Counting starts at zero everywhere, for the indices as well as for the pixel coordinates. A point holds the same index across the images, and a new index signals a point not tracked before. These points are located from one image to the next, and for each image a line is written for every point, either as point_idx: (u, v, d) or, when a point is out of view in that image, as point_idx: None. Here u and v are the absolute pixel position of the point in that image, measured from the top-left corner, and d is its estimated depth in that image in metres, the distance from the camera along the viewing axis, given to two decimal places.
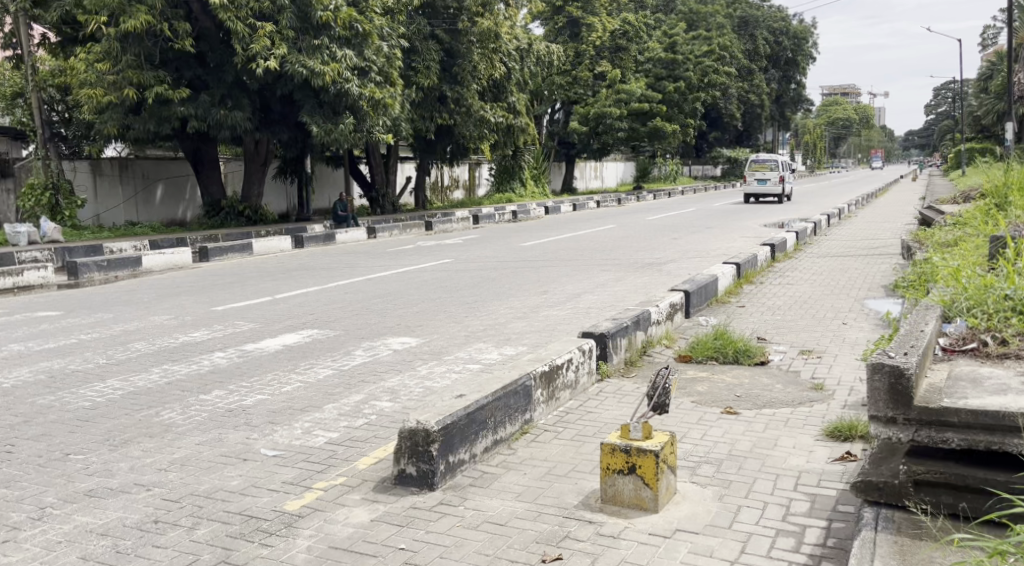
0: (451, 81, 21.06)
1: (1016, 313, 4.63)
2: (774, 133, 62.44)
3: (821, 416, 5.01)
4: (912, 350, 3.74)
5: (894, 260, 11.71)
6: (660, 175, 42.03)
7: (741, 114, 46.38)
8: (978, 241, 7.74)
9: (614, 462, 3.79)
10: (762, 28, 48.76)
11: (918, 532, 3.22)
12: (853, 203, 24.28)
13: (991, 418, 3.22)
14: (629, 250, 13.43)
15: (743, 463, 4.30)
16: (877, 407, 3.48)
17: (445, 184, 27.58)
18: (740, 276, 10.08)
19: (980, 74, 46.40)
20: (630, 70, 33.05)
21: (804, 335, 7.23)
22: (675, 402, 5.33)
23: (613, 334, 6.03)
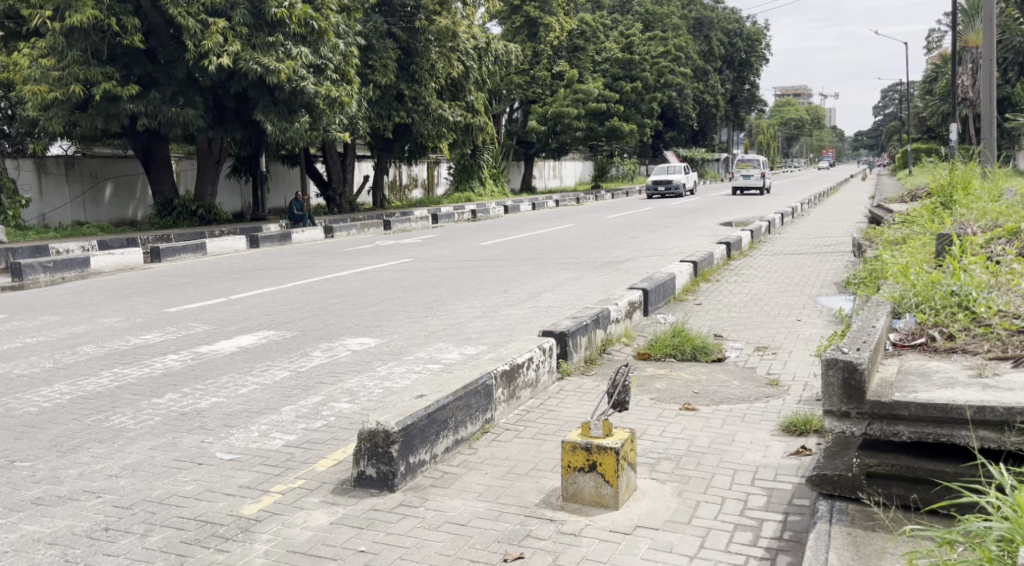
0: (408, 79, 20.97)
1: (962, 308, 4.75)
2: (729, 133, 63.39)
3: (776, 411, 5.10)
4: (863, 345, 3.82)
5: (846, 257, 11.94)
6: (617, 175, 42.11)
7: (696, 114, 46.99)
8: (925, 238, 7.93)
9: (575, 460, 3.82)
10: (717, 30, 49.44)
11: (871, 524, 3.29)
12: (806, 201, 24.76)
13: (939, 411, 3.30)
14: (588, 248, 13.51)
15: (701, 458, 4.36)
16: (831, 402, 3.53)
17: (403, 183, 27.50)
18: (697, 273, 10.20)
19: (926, 77, 47.54)
20: (588, 71, 33.29)
21: (759, 331, 7.34)
22: (634, 399, 5.39)
23: (573, 332, 6.06)
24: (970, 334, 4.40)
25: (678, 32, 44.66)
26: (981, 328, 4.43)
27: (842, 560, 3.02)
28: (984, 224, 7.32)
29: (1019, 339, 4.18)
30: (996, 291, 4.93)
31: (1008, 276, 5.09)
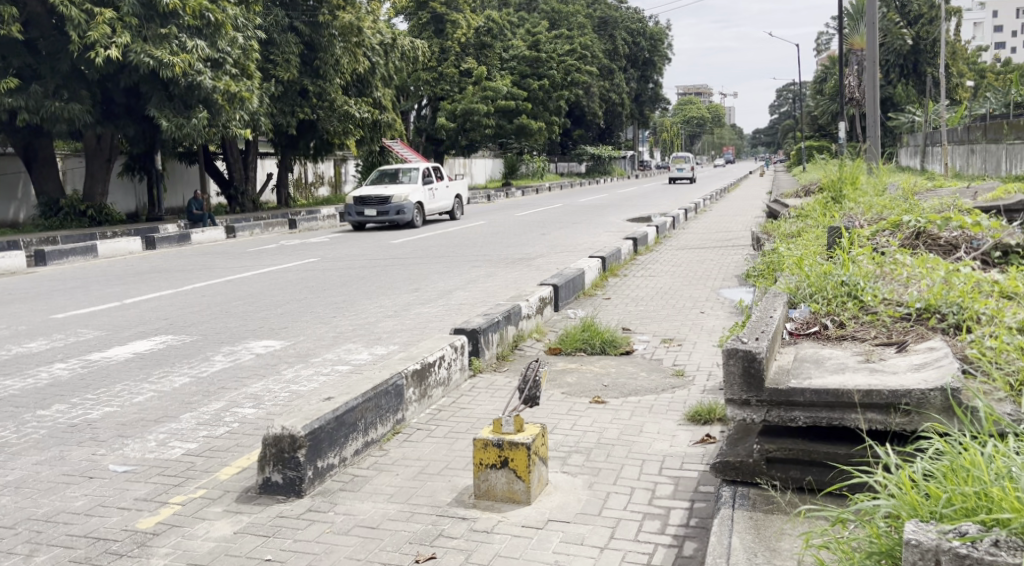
0: (312, 75, 20.61)
1: (851, 297, 4.96)
2: (635, 130, 64.60)
3: (682, 401, 5.21)
4: (762, 335, 3.94)
5: (746, 251, 12.30)
6: (527, 172, 42.00)
7: (602, 112, 47.72)
8: (818, 231, 8.25)
9: (486, 457, 3.83)
10: (621, 29, 50.31)
11: (770, 507, 3.41)
12: (709, 196, 25.36)
13: (831, 397, 3.42)
14: (499, 246, 13.52)
15: (611, 450, 4.42)
16: (731, 391, 3.63)
17: (310, 181, 26.96)
18: (605, 269, 10.35)
19: (817, 78, 49.60)
20: (496, 68, 33.35)
21: (665, 324, 7.50)
22: (546, 394, 5.42)
23: (485, 329, 6.06)
24: (860, 321, 4.60)
25: (584, 31, 45.09)
26: (869, 315, 4.63)
27: (744, 543, 3.11)
28: (871, 217, 7.66)
29: (904, 325, 4.39)
30: (883, 281, 5.15)
31: (893, 265, 5.32)
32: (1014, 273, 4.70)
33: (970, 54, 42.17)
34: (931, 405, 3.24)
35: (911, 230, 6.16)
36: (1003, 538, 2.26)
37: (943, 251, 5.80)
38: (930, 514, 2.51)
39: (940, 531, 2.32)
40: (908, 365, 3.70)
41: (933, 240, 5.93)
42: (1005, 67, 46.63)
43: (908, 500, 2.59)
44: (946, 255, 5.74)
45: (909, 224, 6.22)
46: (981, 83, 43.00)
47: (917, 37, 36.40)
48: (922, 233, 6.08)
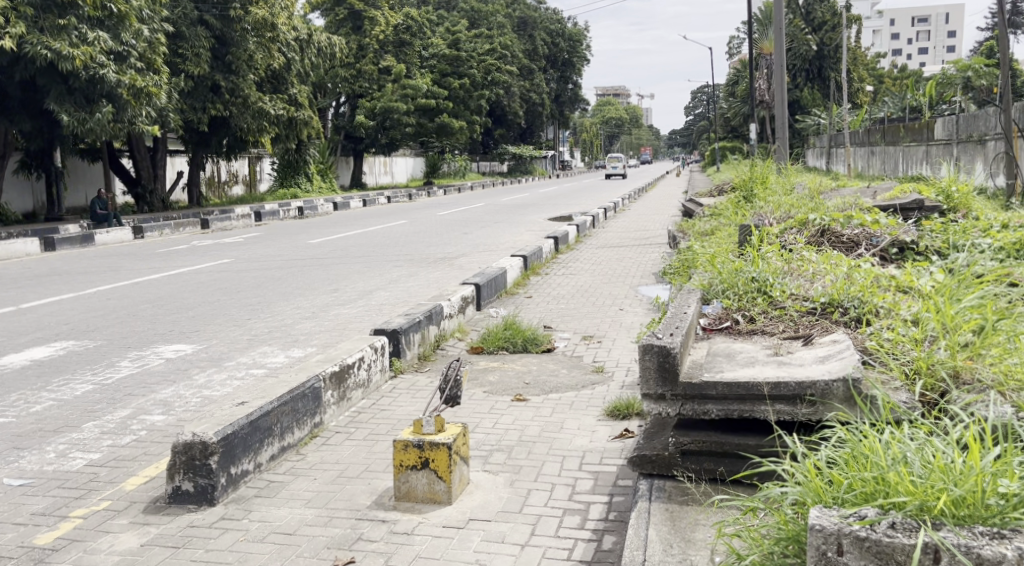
0: (225, 70, 20.10)
1: (760, 293, 5.11)
2: (556, 131, 65.12)
3: (601, 397, 5.29)
4: (676, 331, 4.03)
5: (663, 249, 12.51)
6: (448, 171, 41.92)
7: (523, 112, 47.92)
8: (730, 229, 8.47)
9: (407, 459, 3.82)
10: (540, 30, 50.67)
11: (685, 498, 3.50)
12: (628, 196, 25.77)
13: (742, 389, 3.53)
14: (419, 245, 13.47)
15: (532, 448, 4.46)
16: (648, 386, 3.71)
17: (223, 179, 26.21)
18: (527, 268, 10.41)
19: (730, 81, 50.84)
20: (415, 66, 33.15)
21: (585, 321, 7.60)
22: (468, 393, 5.44)
23: (406, 330, 6.02)
24: (769, 316, 4.75)
25: (503, 31, 45.31)
26: (777, 310, 4.79)
27: (660, 535, 3.18)
28: (780, 216, 7.91)
29: (809, 318, 4.56)
30: (790, 276, 5.31)
31: (799, 261, 5.51)
32: (910, 267, 4.93)
33: (870, 61, 43.98)
34: (834, 395, 3.37)
35: (817, 228, 6.35)
36: (899, 519, 2.37)
37: (846, 248, 6.02)
38: (832, 500, 2.62)
39: (841, 515, 2.42)
40: (814, 358, 3.85)
41: (836, 237, 6.14)
42: (902, 73, 48.85)
43: (812, 487, 2.69)
44: (848, 252, 5.97)
45: (815, 222, 6.41)
46: (880, 87, 44.94)
47: (821, 43, 37.79)
48: (827, 230, 6.29)
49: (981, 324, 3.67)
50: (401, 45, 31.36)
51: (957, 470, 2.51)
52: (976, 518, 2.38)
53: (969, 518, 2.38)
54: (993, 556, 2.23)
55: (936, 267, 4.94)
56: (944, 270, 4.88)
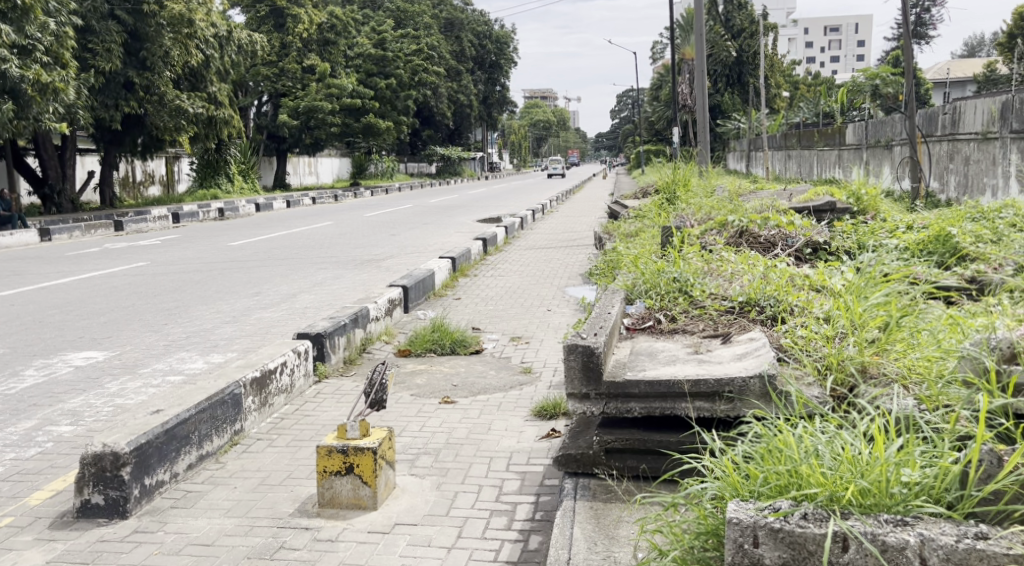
0: (138, 67, 19.55)
1: (681, 292, 5.22)
2: (484, 132, 65.16)
3: (529, 398, 5.33)
4: (600, 331, 4.07)
5: (589, 250, 12.65)
6: (375, 172, 41.58)
7: (452, 113, 47.80)
8: (654, 231, 8.60)
9: (331, 464, 3.78)
10: (467, 31, 50.62)
11: (609, 495, 3.55)
12: (555, 198, 25.93)
13: (663, 387, 3.59)
14: (344, 247, 13.30)
15: (459, 450, 4.45)
16: (573, 385, 3.75)
17: (138, 180, 25.44)
18: (455, 269, 10.40)
19: (654, 84, 51.68)
20: (340, 65, 32.75)
21: (513, 323, 7.63)
22: (394, 396, 5.40)
23: (331, 333, 5.94)
24: (689, 315, 4.85)
25: (429, 31, 45.06)
26: (697, 309, 4.88)
27: (584, 533, 3.22)
28: (700, 217, 8.08)
29: (728, 317, 4.67)
30: (710, 276, 5.43)
31: (719, 262, 5.64)
32: (822, 267, 5.11)
33: (787, 68, 45.31)
34: (751, 392, 3.46)
35: (735, 229, 6.50)
36: (810, 510, 2.45)
37: (763, 248, 6.20)
38: (749, 493, 2.68)
39: (757, 508, 2.49)
40: (732, 355, 3.94)
41: (754, 238, 6.31)
42: (817, 79, 50.45)
43: (730, 482, 2.75)
44: (765, 252, 6.14)
45: (733, 223, 6.58)
46: (796, 93, 46.39)
47: (740, 49, 38.77)
48: (745, 231, 6.46)
49: (886, 321, 3.82)
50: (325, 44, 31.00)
51: (864, 461, 2.60)
52: (882, 506, 2.48)
53: (875, 506, 2.48)
54: (897, 543, 2.33)
55: (846, 266, 5.13)
56: (853, 269, 5.07)
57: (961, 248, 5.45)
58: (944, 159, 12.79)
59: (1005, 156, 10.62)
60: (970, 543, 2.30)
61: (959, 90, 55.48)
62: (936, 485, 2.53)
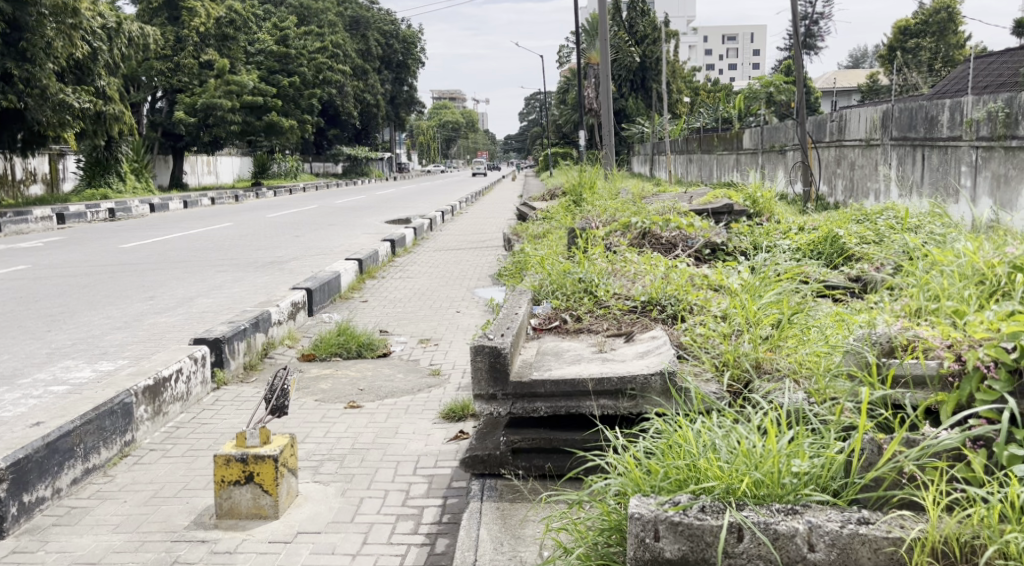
0: (17, 59, 18.30)
1: (587, 292, 5.30)
2: (392, 133, 64.52)
3: (437, 400, 5.31)
4: (507, 332, 4.08)
5: (497, 252, 12.69)
6: (278, 171, 40.69)
7: (358, 112, 47.17)
8: (561, 232, 8.69)
9: (229, 473, 3.68)
10: (373, 30, 50.06)
11: (515, 496, 3.57)
12: (463, 199, 25.91)
13: (568, 386, 3.63)
14: (246, 249, 12.95)
15: (365, 455, 4.40)
16: (479, 386, 3.75)
17: (18, 178, 24.11)
18: (362, 271, 10.28)
19: (561, 88, 52.26)
20: (239, 61, 32.04)
21: (423, 325, 7.60)
22: (298, 402, 5.30)
23: (230, 338, 5.77)
24: (594, 315, 4.93)
25: (334, 28, 44.32)
26: (602, 309, 4.97)
27: (490, 534, 3.23)
28: (605, 219, 8.23)
29: (631, 316, 4.77)
30: (614, 275, 5.53)
31: (622, 262, 5.75)
32: (720, 267, 5.27)
33: (688, 75, 46.53)
34: (652, 389, 3.53)
35: (638, 230, 6.68)
36: (708, 503, 2.53)
37: (665, 249, 6.38)
38: (650, 488, 2.72)
39: (658, 503, 2.55)
40: (634, 354, 4.02)
41: (656, 239, 6.50)
42: (716, 86, 52.00)
43: (631, 477, 2.78)
44: (667, 253, 6.33)
45: (636, 225, 6.75)
46: (696, 99, 47.67)
47: (643, 55, 39.66)
48: (648, 232, 6.64)
49: (778, 319, 3.98)
50: (225, 39, 30.01)
51: (758, 453, 2.69)
52: (774, 496, 2.58)
53: (767, 497, 2.57)
54: (787, 531, 2.43)
55: (742, 266, 5.31)
56: (749, 269, 5.24)
57: (847, 249, 5.71)
58: (833, 164, 13.36)
59: (886, 161, 11.16)
60: (853, 528, 2.43)
61: (845, 99, 58.16)
62: (824, 474, 2.65)
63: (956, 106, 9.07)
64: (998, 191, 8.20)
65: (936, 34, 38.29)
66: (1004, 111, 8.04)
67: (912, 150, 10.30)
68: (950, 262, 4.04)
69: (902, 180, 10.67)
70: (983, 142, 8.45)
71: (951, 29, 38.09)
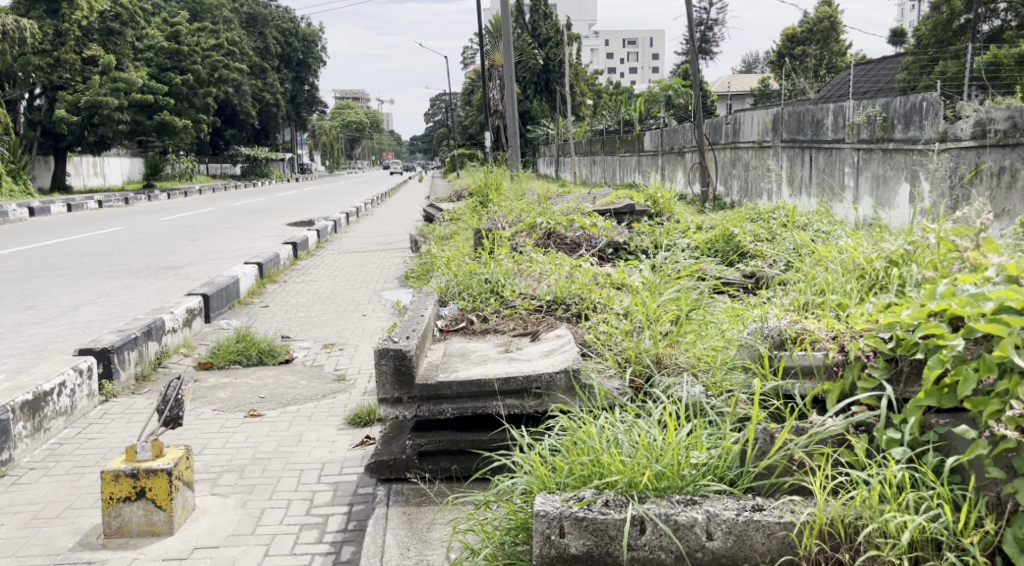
0: None
1: (493, 292, 5.32)
2: (293, 134, 63.32)
3: (342, 406, 5.24)
4: (413, 334, 4.05)
5: (403, 254, 12.58)
6: (172, 173, 39.40)
7: (256, 111, 46.12)
8: (467, 234, 8.69)
9: (118, 491, 3.54)
10: (271, 28, 49.11)
11: (421, 499, 3.56)
12: (368, 201, 25.64)
13: (474, 387, 3.63)
14: (137, 254, 12.47)
15: (267, 464, 4.30)
16: (384, 390, 3.70)
17: None
18: (263, 275, 10.03)
19: (465, 89, 52.36)
20: (127, 58, 30.91)
21: (327, 329, 7.48)
22: (195, 412, 5.15)
23: (119, 347, 5.55)
24: (501, 315, 4.95)
25: (229, 25, 43.06)
26: (508, 309, 5.00)
27: (397, 539, 3.21)
28: (510, 220, 8.27)
29: (537, 316, 4.81)
30: (520, 275, 5.57)
31: (528, 262, 5.79)
32: (622, 265, 5.36)
33: (591, 78, 47.25)
34: (557, 387, 3.58)
35: (544, 230, 6.76)
36: (611, 497, 2.58)
37: (569, 249, 6.48)
38: (555, 485, 2.75)
39: (563, 499, 2.58)
40: (539, 352, 4.06)
41: (560, 239, 6.59)
42: (618, 89, 52.94)
43: (537, 475, 2.80)
44: (571, 253, 6.43)
45: (542, 225, 6.81)
46: (599, 101, 48.40)
47: (546, 58, 40.08)
48: (553, 232, 6.71)
49: (677, 315, 4.08)
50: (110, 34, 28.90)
51: (658, 446, 2.75)
52: (674, 488, 2.65)
53: (667, 489, 2.64)
54: (686, 521, 2.50)
55: (643, 264, 5.41)
56: (650, 267, 5.35)
57: (742, 246, 5.90)
58: (728, 165, 13.80)
59: (778, 163, 11.59)
60: (748, 515, 2.53)
61: (739, 102, 60.08)
62: (720, 465, 2.74)
63: (839, 110, 9.50)
64: (878, 191, 8.60)
65: (820, 41, 39.98)
66: (882, 115, 8.46)
67: (801, 152, 10.73)
68: (835, 257, 4.23)
69: (791, 181, 11.10)
70: (864, 144, 8.87)
71: (835, 38, 39.89)
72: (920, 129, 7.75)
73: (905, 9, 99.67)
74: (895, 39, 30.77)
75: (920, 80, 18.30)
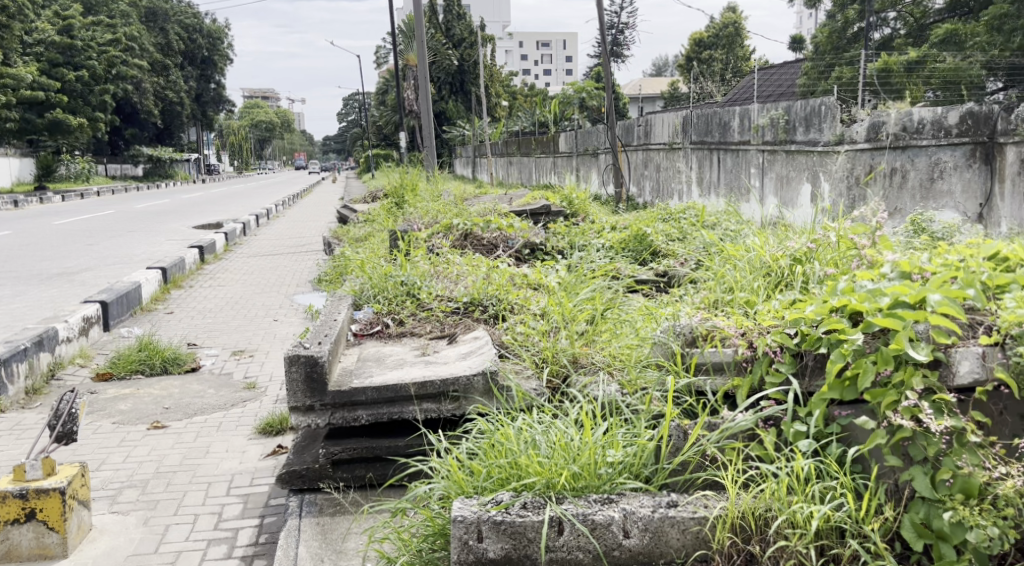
0: None
1: (409, 295, 5.23)
2: (200, 133, 61.64)
3: (252, 415, 5.08)
4: (325, 340, 3.93)
5: (315, 257, 12.34)
6: (67, 174, 37.58)
7: (158, 110, 44.73)
8: (381, 236, 8.56)
9: (5, 513, 3.36)
10: (173, 23, 47.68)
11: (335, 510, 3.46)
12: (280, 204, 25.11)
13: (390, 393, 3.54)
14: (30, 260, 11.88)
15: (171, 478, 4.13)
16: (296, 398, 3.57)
17: None
18: (167, 281, 9.68)
19: (379, 89, 51.92)
20: (14, 52, 29.63)
21: (236, 336, 7.25)
22: (92, 426, 4.91)
23: (6, 360, 5.26)
24: (417, 318, 4.88)
25: (127, 20, 41.42)
26: (424, 312, 4.93)
27: (310, 552, 3.12)
28: (426, 221, 8.18)
29: (453, 318, 4.75)
30: (436, 277, 5.50)
31: (444, 263, 5.73)
32: (537, 266, 5.35)
33: (506, 79, 47.48)
34: (474, 389, 3.53)
35: (460, 231, 6.71)
36: (528, 499, 2.56)
37: (486, 250, 6.46)
38: (472, 489, 2.71)
39: (480, 503, 2.54)
40: (456, 355, 4.01)
41: (477, 240, 6.56)
42: (533, 91, 53.35)
43: (454, 479, 2.74)
44: (488, 254, 6.41)
45: (458, 226, 6.76)
46: (514, 103, 48.70)
47: (461, 58, 40.04)
48: (469, 234, 6.67)
49: (591, 315, 4.10)
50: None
51: (574, 445, 2.73)
52: (590, 488, 2.65)
53: (584, 488, 2.64)
54: (603, 520, 2.50)
55: (558, 265, 5.42)
56: (564, 267, 5.36)
57: (654, 245, 5.98)
58: (641, 166, 14.00)
59: (687, 164, 11.82)
60: (663, 512, 2.54)
61: (650, 105, 61.35)
62: (636, 462, 2.75)
63: (745, 113, 9.73)
64: (782, 191, 8.85)
65: (726, 46, 41.11)
66: (785, 118, 8.70)
67: (710, 153, 10.96)
68: (742, 256, 4.31)
69: (700, 182, 11.33)
70: (768, 146, 9.10)
71: (739, 43, 41.17)
72: (819, 131, 7.99)
73: (805, 15, 103.72)
74: (795, 45, 31.92)
75: (819, 84, 18.97)
